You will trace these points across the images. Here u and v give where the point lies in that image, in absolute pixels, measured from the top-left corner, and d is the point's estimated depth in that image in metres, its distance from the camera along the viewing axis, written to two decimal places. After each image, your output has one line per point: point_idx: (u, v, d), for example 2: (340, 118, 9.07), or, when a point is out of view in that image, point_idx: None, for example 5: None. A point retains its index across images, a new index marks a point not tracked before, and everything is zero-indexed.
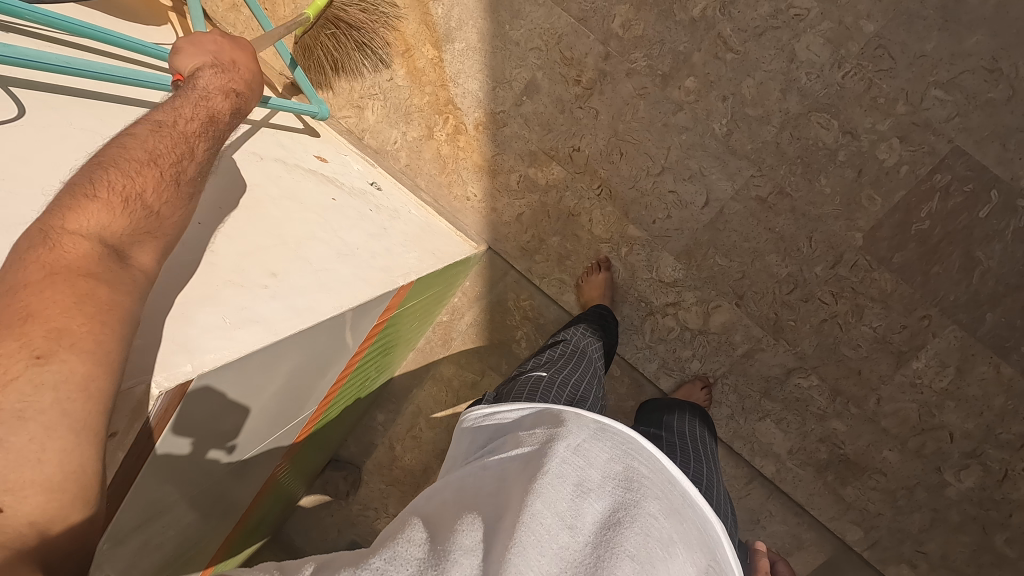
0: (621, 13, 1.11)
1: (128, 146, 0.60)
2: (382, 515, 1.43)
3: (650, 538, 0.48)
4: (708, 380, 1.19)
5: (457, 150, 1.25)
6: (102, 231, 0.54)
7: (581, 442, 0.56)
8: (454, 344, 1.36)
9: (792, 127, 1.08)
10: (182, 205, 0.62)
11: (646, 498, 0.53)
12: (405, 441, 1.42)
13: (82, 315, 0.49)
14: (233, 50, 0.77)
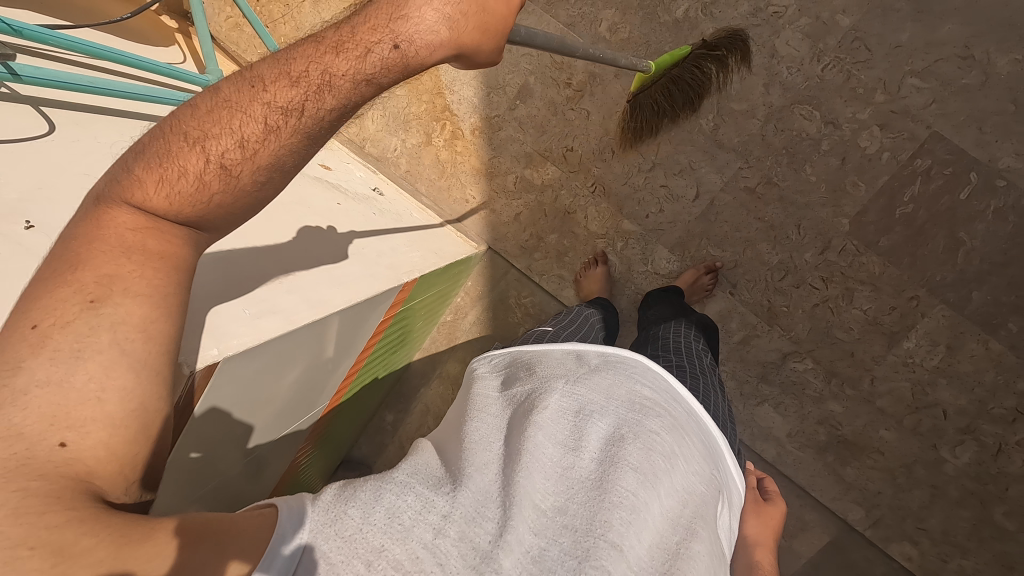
0: (607, 17, 1.16)
1: (214, 120, 0.46)
2: None
3: (648, 450, 0.56)
4: (714, 265, 1.19)
5: (456, 155, 1.30)
6: (142, 212, 0.46)
7: (578, 376, 0.64)
8: (459, 343, 1.40)
9: (777, 119, 1.12)
10: (231, 210, 0.48)
11: (644, 415, 0.61)
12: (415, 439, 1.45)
13: (134, 287, 0.45)
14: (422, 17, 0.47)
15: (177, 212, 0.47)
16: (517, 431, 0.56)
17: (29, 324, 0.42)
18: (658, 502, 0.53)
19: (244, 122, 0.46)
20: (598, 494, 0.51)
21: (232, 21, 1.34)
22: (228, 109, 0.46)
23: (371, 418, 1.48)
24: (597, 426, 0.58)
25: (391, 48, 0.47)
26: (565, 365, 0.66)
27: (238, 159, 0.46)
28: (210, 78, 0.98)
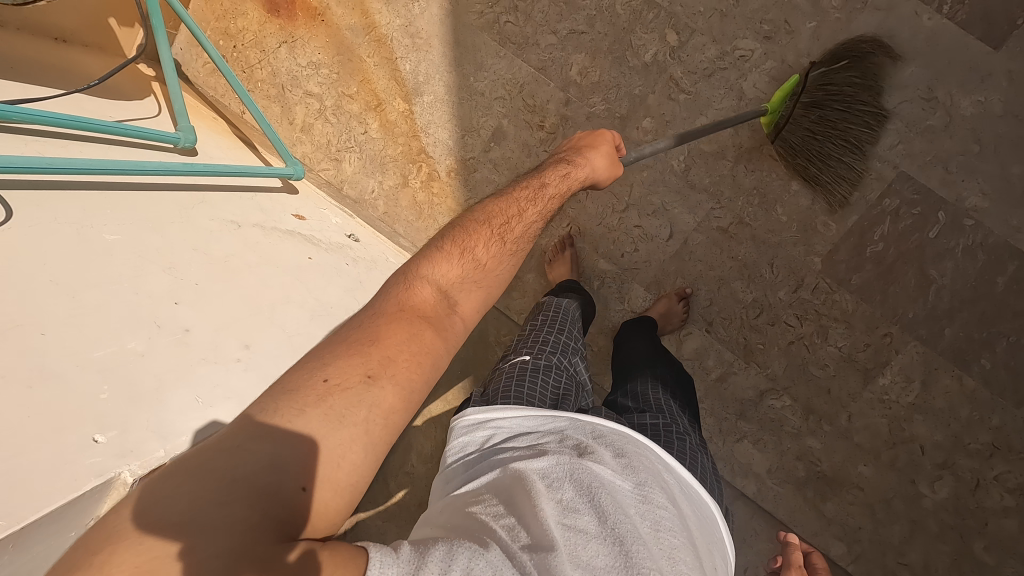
0: (578, 61, 1.17)
1: (484, 213, 0.72)
2: None
3: (668, 528, 0.57)
4: (685, 292, 1.19)
5: (432, 196, 1.30)
6: (441, 282, 0.65)
7: (584, 452, 0.63)
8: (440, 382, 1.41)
9: (746, 160, 1.13)
10: (499, 270, 0.69)
11: (655, 488, 0.61)
12: (397, 477, 1.45)
13: (409, 352, 0.58)
14: (605, 151, 0.87)
15: (457, 291, 0.66)
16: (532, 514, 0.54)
17: (324, 377, 0.54)
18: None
19: (507, 224, 0.72)
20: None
21: (209, 67, 1.35)
22: (489, 220, 0.71)
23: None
24: (618, 502, 0.57)
25: (569, 160, 0.83)
26: (566, 440, 0.65)
27: (505, 234, 0.71)
28: (181, 135, 0.98)
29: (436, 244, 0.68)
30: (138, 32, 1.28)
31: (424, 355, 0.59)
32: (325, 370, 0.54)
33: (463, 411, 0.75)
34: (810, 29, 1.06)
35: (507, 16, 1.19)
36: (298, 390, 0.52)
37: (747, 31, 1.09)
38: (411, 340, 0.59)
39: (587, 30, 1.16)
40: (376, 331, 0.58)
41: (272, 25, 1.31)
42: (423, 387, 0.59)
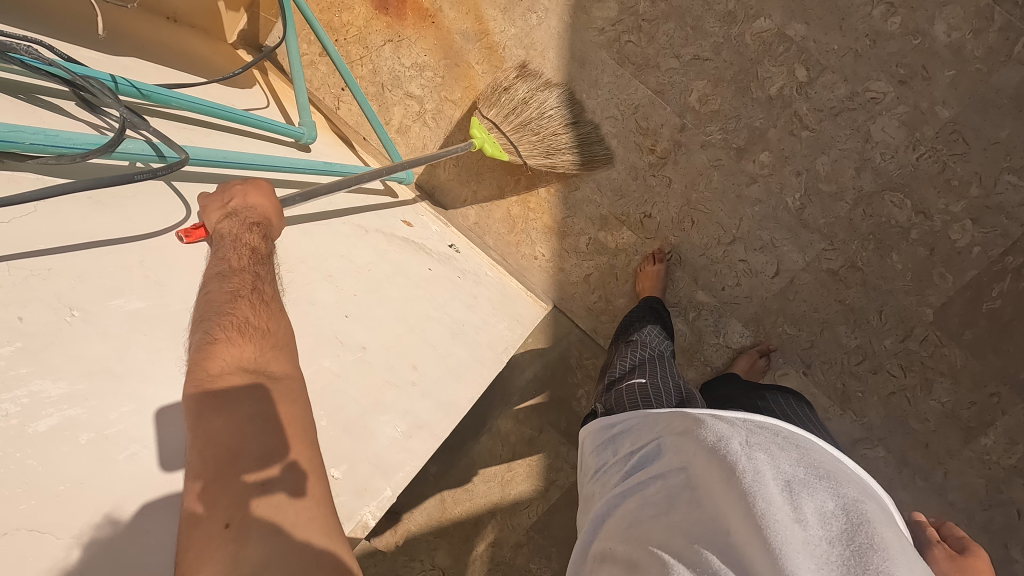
0: (698, 87, 1.15)
1: (214, 294, 0.68)
2: (426, 567, 1.39)
3: (865, 511, 0.56)
4: (769, 348, 1.18)
5: (528, 212, 1.28)
6: (239, 364, 0.64)
7: (748, 438, 0.65)
8: (514, 399, 1.38)
9: (865, 204, 1.11)
10: (281, 323, 0.70)
11: (840, 483, 0.60)
12: (457, 493, 1.40)
13: (274, 443, 0.61)
14: (248, 193, 0.75)
15: (267, 360, 0.66)
16: (725, 508, 0.58)
17: (223, 523, 0.56)
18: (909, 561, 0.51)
19: (254, 290, 0.70)
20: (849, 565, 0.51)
21: (308, 58, 1.31)
22: (238, 298, 0.68)
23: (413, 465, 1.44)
24: (805, 497, 0.57)
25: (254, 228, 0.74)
26: (724, 429, 0.67)
27: (253, 302, 0.69)
28: (305, 131, 0.97)
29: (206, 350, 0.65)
30: (242, 18, 1.25)
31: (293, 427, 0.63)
32: (223, 514, 0.56)
33: (605, 423, 0.85)
34: (949, 77, 1.04)
35: (629, 36, 1.17)
36: (206, 553, 0.54)
37: (881, 73, 1.07)
38: (272, 436, 0.61)
39: (712, 58, 1.13)
40: (233, 441, 0.60)
41: (380, 22, 1.29)
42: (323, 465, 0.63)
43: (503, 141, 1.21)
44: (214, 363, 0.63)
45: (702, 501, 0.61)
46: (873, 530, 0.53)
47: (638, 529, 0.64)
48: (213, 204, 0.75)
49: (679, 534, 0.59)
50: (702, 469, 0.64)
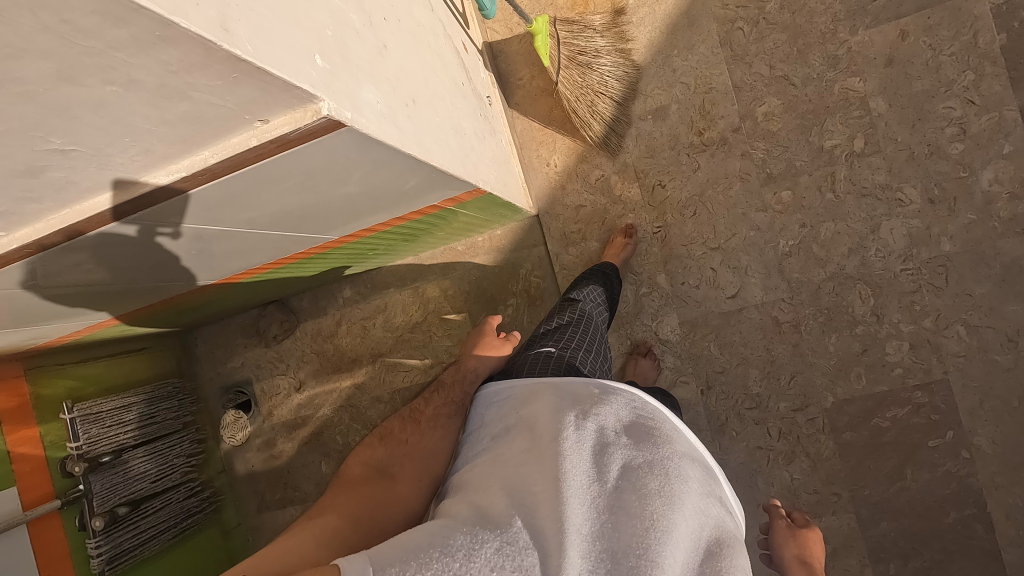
0: (770, 104, 1.19)
1: (393, 420, 0.86)
2: (288, 374, 1.57)
3: (663, 476, 0.66)
4: (647, 345, 1.27)
5: (566, 121, 1.30)
6: (375, 459, 0.79)
7: (586, 403, 0.73)
8: (453, 274, 1.42)
9: (838, 282, 1.17)
10: (432, 437, 0.81)
11: (652, 445, 0.69)
12: (354, 325, 1.50)
13: (356, 507, 0.70)
14: (485, 340, 0.99)
15: (395, 461, 0.78)
16: (540, 462, 0.65)
17: (301, 520, 0.68)
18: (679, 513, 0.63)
19: (419, 413, 0.85)
20: (626, 515, 0.61)
21: None
22: (406, 419, 0.85)
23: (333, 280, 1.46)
24: (615, 461, 0.67)
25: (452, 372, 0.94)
26: (568, 392, 0.75)
27: (408, 424, 0.84)
28: None
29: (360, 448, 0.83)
30: None
31: (369, 497, 0.72)
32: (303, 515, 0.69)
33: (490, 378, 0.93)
34: (968, 219, 1.11)
35: (743, 24, 1.20)
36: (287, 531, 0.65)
37: (919, 183, 1.13)
38: (342, 496, 0.72)
39: (797, 86, 1.18)
40: (322, 504, 0.71)
41: None
42: (371, 527, 0.68)
43: (555, 55, 1.21)
44: (359, 453, 0.81)
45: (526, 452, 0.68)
46: (661, 494, 0.63)
47: (471, 465, 0.71)
48: (482, 356, 0.96)
49: (495, 474, 0.67)
50: (535, 425, 0.71)
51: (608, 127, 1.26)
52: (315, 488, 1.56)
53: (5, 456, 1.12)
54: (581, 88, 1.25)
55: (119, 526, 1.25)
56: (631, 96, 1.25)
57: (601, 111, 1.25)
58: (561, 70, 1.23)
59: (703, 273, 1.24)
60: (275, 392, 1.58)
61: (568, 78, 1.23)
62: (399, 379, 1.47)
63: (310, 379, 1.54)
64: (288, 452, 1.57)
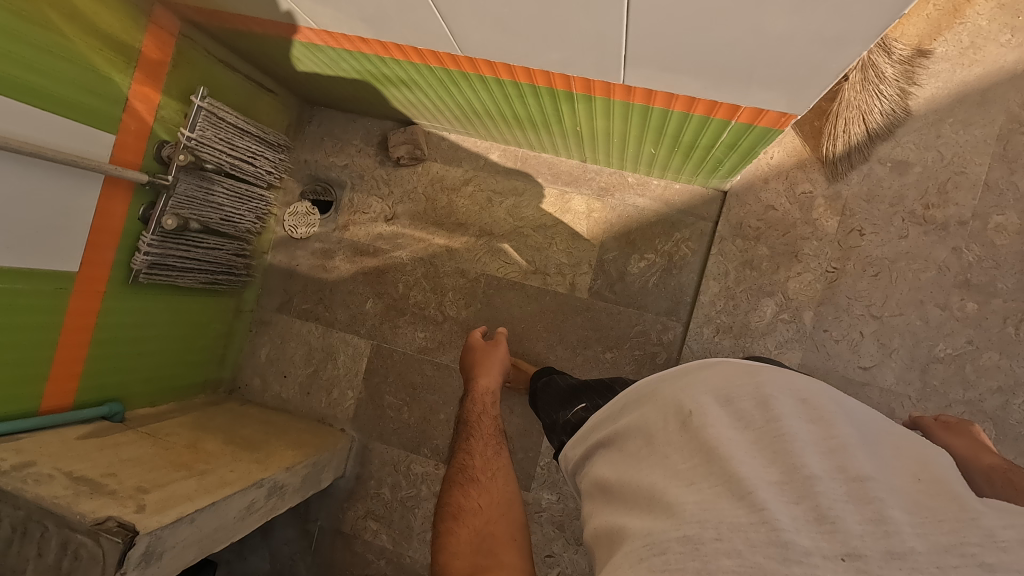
0: (1007, 218, 1.15)
1: (452, 484, 0.71)
2: (385, 200, 1.46)
3: (799, 399, 0.54)
4: None
5: (807, 123, 1.23)
6: (473, 531, 0.64)
7: (679, 384, 0.64)
8: (607, 200, 1.34)
9: (969, 410, 1.15)
10: (504, 483, 0.71)
11: (775, 379, 0.58)
12: (481, 192, 1.40)
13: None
14: (483, 377, 0.97)
15: (489, 522, 0.65)
16: (679, 448, 0.54)
17: None
18: (859, 436, 0.50)
19: (471, 466, 0.73)
20: (796, 445, 0.48)
21: None
22: (463, 481, 0.71)
23: (496, 138, 1.34)
24: (740, 407, 0.55)
25: (481, 416, 0.84)
26: (659, 386, 0.67)
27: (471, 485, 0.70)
28: None
29: (448, 486, 0.71)
30: None
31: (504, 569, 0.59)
32: None
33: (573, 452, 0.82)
34: None
35: None
36: None
37: None
38: None
39: None
40: None
41: None
42: None
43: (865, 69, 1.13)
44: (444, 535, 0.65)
45: (658, 445, 0.57)
46: (814, 417, 0.51)
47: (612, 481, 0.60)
48: (486, 401, 0.88)
49: (641, 475, 0.56)
50: (651, 421, 0.61)
51: (846, 154, 1.20)
52: (349, 320, 1.46)
53: (121, 101, 0.99)
54: (856, 102, 1.16)
55: (178, 237, 1.13)
56: (884, 137, 1.19)
57: (852, 135, 1.18)
58: (856, 81, 1.14)
59: (849, 333, 1.20)
60: (362, 210, 1.47)
61: (854, 90, 1.15)
62: (495, 267, 1.39)
63: (406, 217, 1.44)
64: (343, 272, 1.47)
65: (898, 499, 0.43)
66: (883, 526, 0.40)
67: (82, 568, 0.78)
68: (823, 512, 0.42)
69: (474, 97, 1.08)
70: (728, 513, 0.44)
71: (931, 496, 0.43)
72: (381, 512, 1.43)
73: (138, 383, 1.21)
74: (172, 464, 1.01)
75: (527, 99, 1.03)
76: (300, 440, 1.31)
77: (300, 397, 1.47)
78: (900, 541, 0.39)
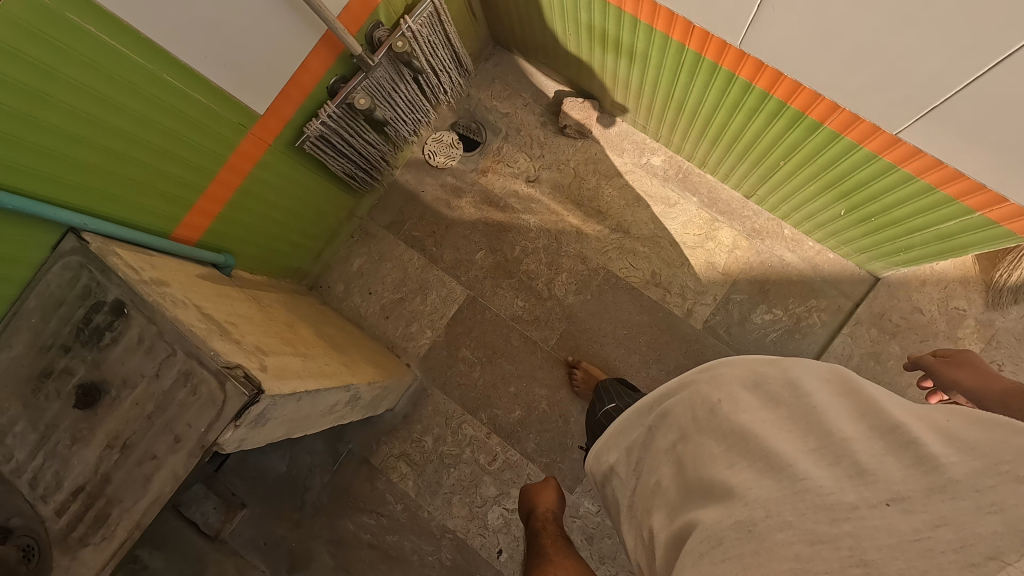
0: None
1: None
2: (533, 161, 1.43)
3: (817, 375, 0.59)
4: None
5: None
6: None
7: (700, 377, 0.69)
8: (754, 244, 1.32)
9: None
10: None
11: (800, 362, 0.62)
12: (631, 190, 1.38)
13: None
14: (542, 493, 1.18)
15: None
16: (717, 432, 0.59)
17: None
18: (884, 394, 0.55)
19: None
20: (831, 417, 0.53)
21: None
22: None
23: (676, 143, 1.32)
24: (764, 391, 0.60)
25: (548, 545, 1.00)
26: (685, 379, 0.72)
27: None
28: None
29: None
30: None
31: None
32: None
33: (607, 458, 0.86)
34: None
35: None
36: None
37: None
38: None
39: None
40: None
41: None
42: None
43: None
44: None
45: (696, 431, 0.62)
46: (841, 389, 0.56)
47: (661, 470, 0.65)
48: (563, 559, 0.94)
49: (691, 458, 0.60)
50: (682, 411, 0.66)
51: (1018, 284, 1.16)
52: (454, 261, 1.42)
53: None
54: None
55: (353, 117, 1.10)
56: None
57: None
58: None
59: None
60: (507, 162, 1.44)
61: None
62: (618, 265, 1.36)
63: (548, 185, 1.41)
64: (465, 214, 1.43)
65: (933, 438, 0.47)
66: (925, 467, 0.45)
67: (197, 405, 0.73)
68: (862, 467, 0.47)
69: (703, 96, 1.05)
70: (775, 491, 0.49)
71: (962, 428, 0.47)
72: (415, 459, 1.38)
73: (252, 245, 1.17)
74: (278, 336, 0.97)
75: (758, 116, 0.99)
76: (375, 359, 1.26)
77: (378, 317, 1.43)
78: (940, 475, 0.44)
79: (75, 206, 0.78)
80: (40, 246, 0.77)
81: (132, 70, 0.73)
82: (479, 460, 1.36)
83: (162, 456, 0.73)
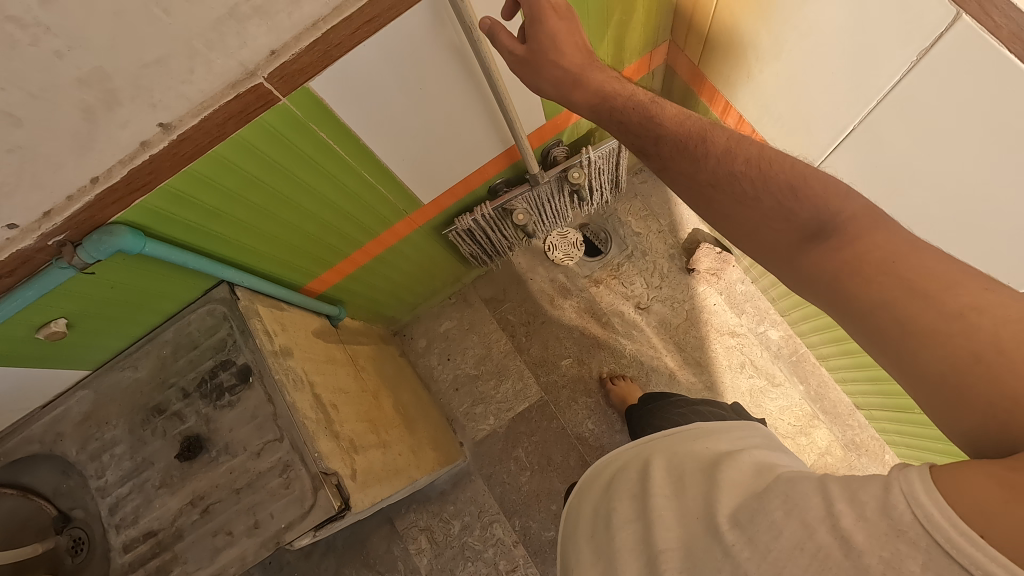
0: None
1: None
2: (649, 289, 1.40)
3: (629, 491, 0.71)
4: None
5: None
6: None
7: (580, 511, 0.81)
8: (850, 456, 1.25)
9: None
10: None
11: (626, 481, 0.73)
12: (738, 354, 1.33)
13: None
14: None
15: None
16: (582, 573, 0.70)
17: None
18: (671, 498, 0.65)
19: None
20: (626, 553, 0.64)
21: None
22: None
23: (803, 327, 1.27)
24: (603, 521, 0.71)
25: None
26: (579, 507, 0.83)
27: None
28: None
29: None
30: None
31: None
32: None
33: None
34: None
35: None
36: None
37: None
38: None
39: None
40: None
41: None
42: None
43: None
44: None
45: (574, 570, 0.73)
46: (638, 503, 0.68)
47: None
48: None
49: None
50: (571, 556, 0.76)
51: None
52: (539, 358, 1.41)
53: None
54: None
55: (504, 219, 1.10)
56: None
57: None
58: None
59: None
60: (623, 280, 1.41)
61: None
62: None
63: (655, 318, 1.38)
64: (565, 316, 1.41)
65: (677, 563, 0.57)
66: None
67: (285, 498, 0.73)
68: None
69: None
70: None
71: (696, 532, 0.57)
72: (437, 537, 1.35)
73: (364, 297, 1.17)
74: (367, 417, 0.97)
75: None
76: (437, 439, 1.25)
77: (447, 386, 1.43)
78: None
79: (239, 262, 0.79)
80: (195, 288, 0.79)
81: (337, 163, 0.74)
82: (499, 565, 1.31)
83: (236, 535, 0.73)
